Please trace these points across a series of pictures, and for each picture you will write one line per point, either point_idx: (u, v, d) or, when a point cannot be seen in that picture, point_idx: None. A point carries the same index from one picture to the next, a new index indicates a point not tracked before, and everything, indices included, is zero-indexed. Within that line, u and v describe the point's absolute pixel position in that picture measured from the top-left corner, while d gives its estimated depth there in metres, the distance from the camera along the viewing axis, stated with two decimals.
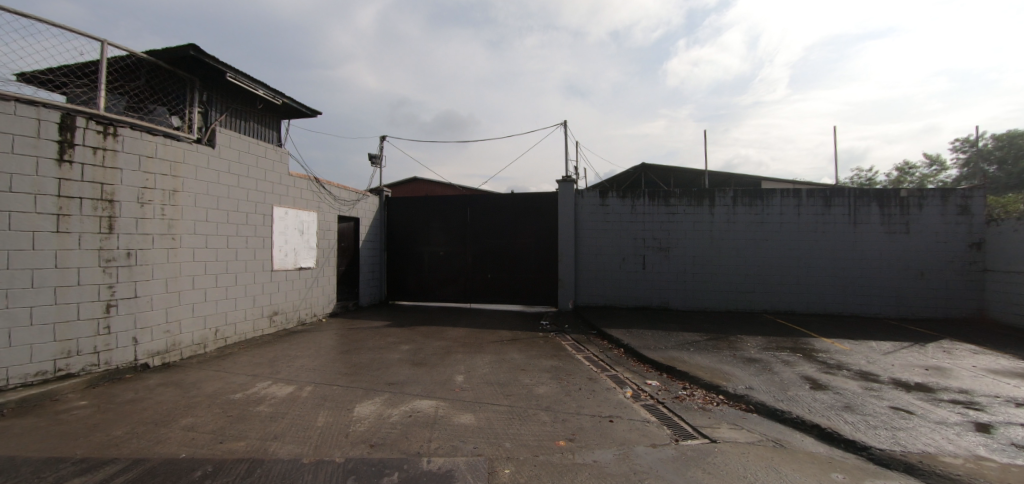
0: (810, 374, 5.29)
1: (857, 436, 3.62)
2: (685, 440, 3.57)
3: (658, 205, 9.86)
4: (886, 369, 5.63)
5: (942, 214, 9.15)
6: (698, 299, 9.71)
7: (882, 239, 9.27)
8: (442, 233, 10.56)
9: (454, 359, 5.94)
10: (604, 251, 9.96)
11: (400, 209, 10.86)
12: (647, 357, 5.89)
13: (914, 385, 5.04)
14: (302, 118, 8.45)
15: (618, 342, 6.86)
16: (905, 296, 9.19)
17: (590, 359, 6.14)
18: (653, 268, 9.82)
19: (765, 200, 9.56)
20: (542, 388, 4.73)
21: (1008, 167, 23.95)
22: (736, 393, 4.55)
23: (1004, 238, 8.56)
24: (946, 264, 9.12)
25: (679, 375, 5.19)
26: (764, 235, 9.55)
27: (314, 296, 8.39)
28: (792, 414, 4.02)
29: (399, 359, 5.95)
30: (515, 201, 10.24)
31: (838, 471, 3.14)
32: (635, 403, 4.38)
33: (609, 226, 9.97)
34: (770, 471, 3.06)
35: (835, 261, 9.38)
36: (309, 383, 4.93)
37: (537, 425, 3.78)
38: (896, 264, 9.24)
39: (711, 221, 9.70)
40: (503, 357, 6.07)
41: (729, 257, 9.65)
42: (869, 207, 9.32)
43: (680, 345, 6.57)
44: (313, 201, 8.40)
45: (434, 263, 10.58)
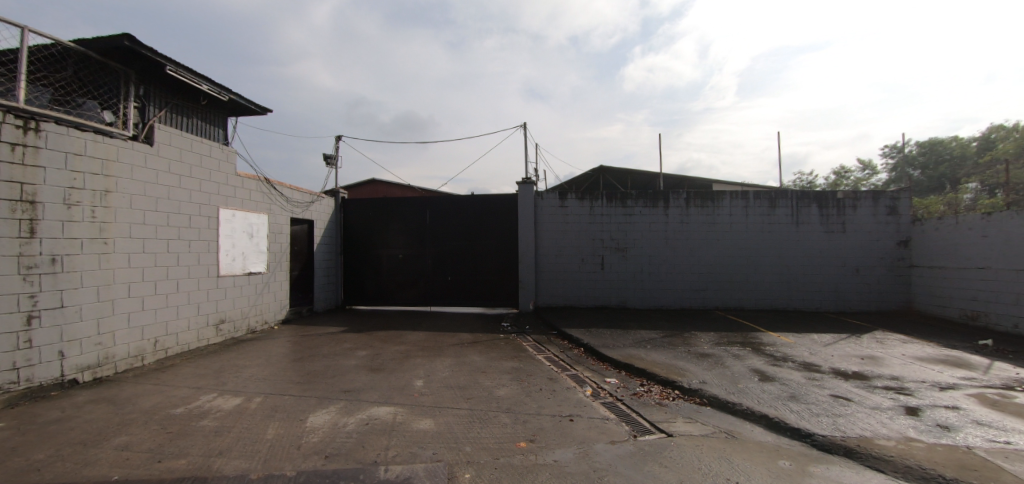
0: (758, 367, 5.53)
1: (802, 424, 3.81)
2: (643, 435, 3.63)
3: (615, 207, 10.07)
4: (827, 359, 5.98)
5: (874, 214, 9.83)
6: (655, 297, 9.99)
7: (821, 238, 9.86)
8: (401, 235, 10.34)
9: (413, 363, 5.81)
10: (563, 252, 10.08)
11: (357, 210, 10.56)
12: (606, 355, 5.98)
13: (851, 374, 5.37)
14: (250, 115, 8.04)
15: (578, 341, 6.94)
16: (842, 291, 9.81)
17: (551, 359, 6.18)
18: (611, 268, 10.03)
19: (715, 201, 9.96)
20: (502, 390, 4.70)
21: (929, 172, 26.20)
22: (690, 387, 4.69)
23: (928, 236, 9.31)
24: (879, 261, 9.81)
25: (637, 372, 5.30)
26: (715, 235, 9.95)
27: (265, 303, 8.00)
28: (742, 406, 4.18)
29: (356, 365, 5.77)
30: (475, 202, 10.17)
31: (785, 458, 3.28)
32: (595, 401, 4.43)
33: (568, 227, 10.10)
34: (722, 462, 3.16)
35: (780, 259, 9.89)
36: (258, 394, 4.67)
37: (497, 428, 3.75)
38: (834, 261, 9.85)
39: (666, 222, 10.01)
40: (464, 360, 6.00)
41: (683, 257, 9.99)
42: (810, 208, 9.89)
43: (638, 343, 6.71)
44: (264, 202, 8.02)
45: (393, 266, 10.35)
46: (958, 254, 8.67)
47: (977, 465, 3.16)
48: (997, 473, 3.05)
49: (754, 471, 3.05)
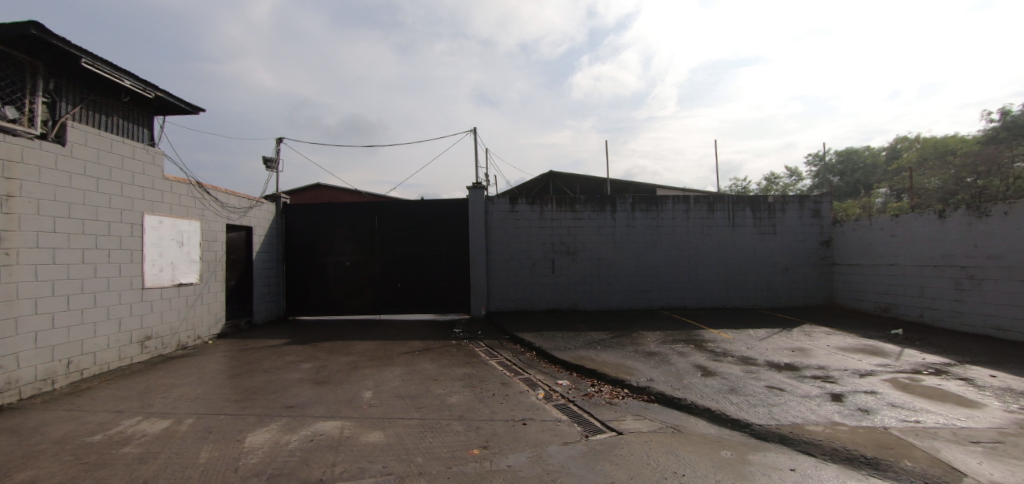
0: (701, 362, 5.80)
1: (741, 415, 4.02)
2: (594, 435, 3.69)
3: (565, 211, 10.25)
4: (762, 353, 6.37)
5: (801, 217, 10.62)
6: (604, 299, 10.25)
7: (755, 239, 10.52)
8: (348, 242, 9.99)
9: (361, 374, 5.60)
10: (515, 256, 10.15)
11: (300, 217, 10.09)
12: (558, 357, 6.05)
13: (784, 366, 5.75)
14: (179, 114, 7.50)
15: (530, 345, 6.98)
16: (774, 289, 10.51)
17: (503, 363, 6.16)
18: (562, 271, 10.19)
19: (659, 205, 10.39)
20: (455, 397, 4.63)
21: (846, 178, 28.78)
22: (638, 385, 4.83)
23: (847, 237, 10.17)
24: (805, 260, 10.60)
25: (588, 373, 5.39)
26: (659, 238, 10.37)
27: (197, 316, 7.45)
28: (687, 401, 4.36)
29: (299, 379, 5.48)
30: (425, 208, 10.01)
31: (726, 448, 3.44)
32: (547, 404, 4.45)
33: (519, 231, 10.18)
34: (669, 456, 3.27)
35: (719, 260, 10.45)
36: (189, 415, 4.32)
37: (450, 436, 3.68)
38: (767, 261, 10.53)
39: (614, 226, 10.31)
40: (414, 368, 5.86)
41: (630, 259, 10.32)
42: (745, 212, 10.53)
43: (588, 344, 6.85)
44: (195, 208, 7.48)
45: (340, 274, 9.97)
46: (872, 252, 9.54)
47: (892, 443, 3.47)
48: (909, 449, 3.36)
49: (699, 463, 3.17)
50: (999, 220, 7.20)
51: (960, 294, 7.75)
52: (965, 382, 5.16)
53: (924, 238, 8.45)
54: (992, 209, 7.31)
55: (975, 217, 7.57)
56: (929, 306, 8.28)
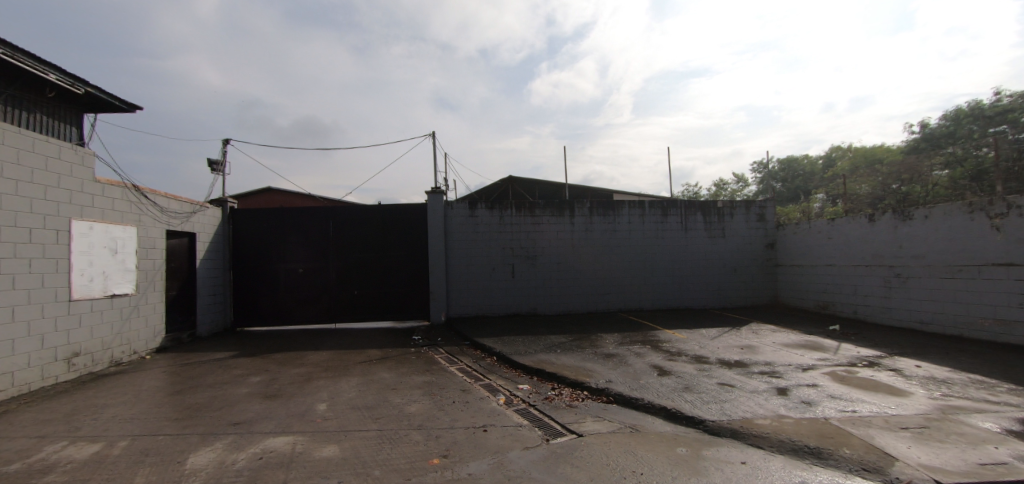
0: (657, 362, 5.96)
1: (694, 412, 4.16)
2: (555, 438, 3.71)
3: (524, 216, 10.32)
4: (713, 351, 6.64)
5: (747, 221, 11.18)
6: (563, 303, 10.37)
7: (706, 242, 10.97)
8: (300, 249, 9.61)
9: (316, 386, 5.37)
10: (474, 261, 10.11)
11: (248, 222, 9.62)
12: (518, 362, 6.04)
13: (734, 363, 6.01)
14: (114, 112, 6.99)
15: (490, 350, 6.94)
16: (724, 289, 11.00)
17: (463, 370, 6.09)
18: (521, 276, 10.24)
19: (615, 210, 10.64)
20: (413, 406, 4.53)
21: (787, 184, 30.67)
22: (597, 387, 4.90)
23: (789, 239, 10.80)
24: (752, 261, 11.16)
25: (548, 377, 5.42)
26: (616, 242, 10.61)
27: (133, 329, 6.93)
28: (644, 400, 4.46)
29: (247, 393, 5.19)
30: (382, 213, 9.79)
31: (682, 445, 3.55)
32: (508, 409, 4.43)
33: (479, 237, 10.15)
34: (628, 455, 3.33)
35: (673, 262, 10.82)
36: (123, 437, 3.99)
37: (408, 446, 3.59)
38: (717, 263, 11.00)
39: (572, 231, 10.47)
40: (372, 378, 5.69)
41: (588, 263, 10.50)
42: (696, 216, 10.97)
43: (548, 348, 6.88)
44: (130, 213, 6.97)
45: (292, 282, 9.56)
46: (811, 253, 10.16)
47: (832, 433, 3.68)
48: (848, 438, 3.58)
49: (655, 461, 3.24)
50: (921, 223, 7.84)
51: (889, 291, 8.39)
52: (894, 372, 5.57)
53: (857, 240, 9.09)
54: (914, 213, 7.95)
55: (900, 220, 8.21)
56: (862, 303, 8.91)
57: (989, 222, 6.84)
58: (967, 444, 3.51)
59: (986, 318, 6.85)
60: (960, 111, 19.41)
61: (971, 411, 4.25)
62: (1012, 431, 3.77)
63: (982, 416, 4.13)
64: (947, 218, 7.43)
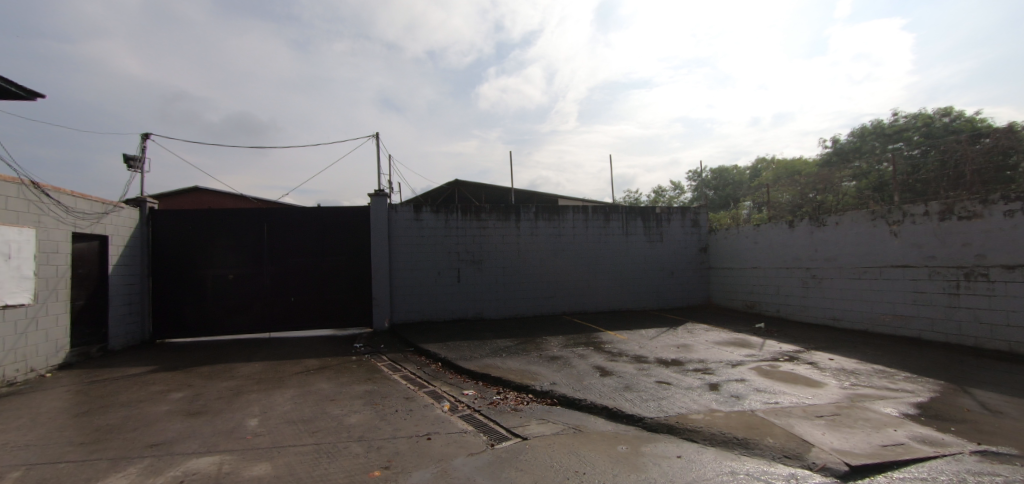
0: (599, 363, 6.13)
1: (634, 410, 4.31)
2: (499, 443, 3.70)
3: (470, 220, 10.28)
4: (652, 351, 6.94)
5: (683, 227, 11.80)
6: (509, 306, 10.42)
7: (646, 246, 11.46)
8: (231, 253, 8.99)
9: (246, 401, 5.03)
10: (419, 266, 9.93)
11: (171, 225, 8.87)
12: (463, 367, 5.99)
13: (670, 361, 6.30)
14: (10, 100, 6.23)
15: (435, 356, 6.83)
16: (663, 291, 11.53)
17: (407, 377, 5.95)
18: (467, 280, 10.19)
19: (560, 215, 10.86)
20: (354, 417, 4.36)
21: (718, 192, 32.74)
22: (542, 390, 4.95)
23: (720, 244, 11.52)
24: (687, 265, 11.80)
25: (493, 381, 5.42)
26: (561, 246, 10.83)
27: (30, 344, 6.16)
28: (587, 401, 4.56)
29: (168, 411, 4.77)
30: (322, 216, 9.37)
31: (622, 443, 3.66)
32: (453, 416, 4.37)
33: (423, 241, 9.99)
34: (571, 456, 3.38)
35: (615, 266, 11.19)
36: (14, 467, 3.53)
37: (348, 460, 3.44)
38: (656, 266, 11.52)
39: (518, 235, 10.56)
40: (309, 389, 5.42)
41: (534, 266, 10.63)
42: (637, 221, 11.42)
43: (494, 352, 6.89)
44: (29, 213, 6.22)
45: (221, 289, 8.92)
46: (740, 257, 10.89)
47: (758, 424, 3.95)
48: (771, 428, 3.86)
49: (597, 460, 3.33)
50: (833, 229, 8.64)
51: (806, 291, 9.16)
52: (811, 365, 6.08)
53: (778, 244, 9.86)
54: (827, 220, 8.74)
55: (815, 226, 9.01)
56: (784, 302, 9.67)
57: (889, 228, 7.65)
58: (871, 428, 3.89)
59: (886, 314, 7.65)
60: (864, 129, 21.65)
61: (874, 398, 4.72)
62: (908, 415, 4.23)
63: (884, 402, 4.60)
64: (855, 225, 8.23)
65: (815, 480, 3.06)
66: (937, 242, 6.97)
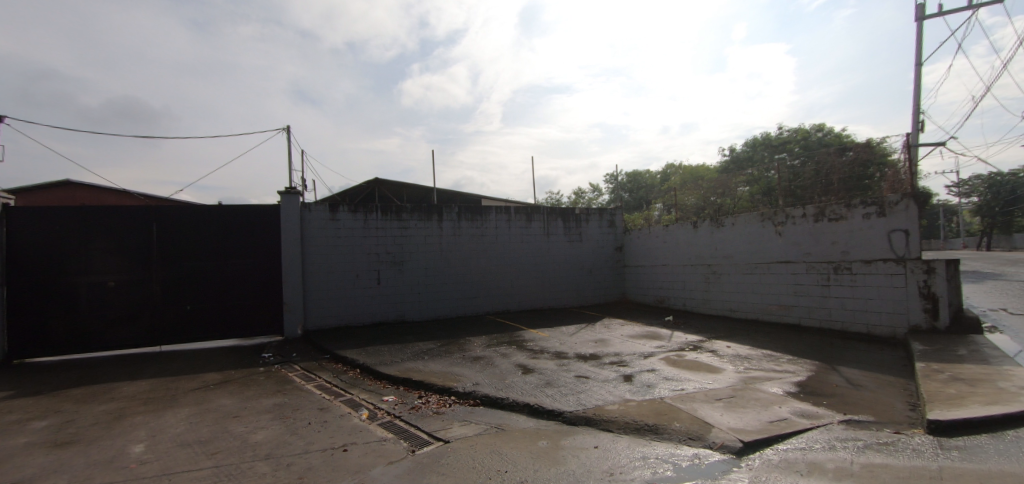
0: (521, 362, 6.24)
1: (553, 405, 4.44)
2: (421, 448, 3.63)
3: (390, 220, 9.97)
4: (572, 346, 7.20)
5: (601, 227, 12.38)
6: (432, 308, 10.26)
7: (566, 246, 11.86)
8: (111, 257, 7.90)
9: (129, 424, 4.45)
10: (335, 268, 9.45)
11: (33, 225, 7.59)
12: (383, 373, 5.79)
13: (588, 356, 6.58)
14: None
15: (353, 362, 6.53)
16: (582, 288, 12.03)
17: (321, 386, 5.62)
18: (387, 282, 9.87)
19: (483, 215, 10.89)
20: (261, 434, 4.03)
21: (633, 194, 34.91)
22: (464, 391, 4.93)
23: (634, 243, 12.24)
24: (604, 263, 12.41)
25: (414, 386, 5.29)
26: (484, 246, 10.87)
27: None
28: (509, 400, 4.62)
29: (27, 444, 4.07)
30: (224, 215, 8.55)
31: (543, 438, 3.75)
32: (371, 424, 4.20)
33: (340, 242, 9.52)
34: (493, 455, 3.40)
35: (536, 265, 11.45)
36: None
37: (252, 481, 3.17)
38: (575, 265, 11.97)
39: (440, 235, 10.43)
40: (209, 406, 4.93)
41: (457, 267, 10.57)
42: (557, 222, 11.78)
43: (415, 355, 6.73)
44: None
45: (98, 299, 7.81)
46: (651, 255, 11.67)
47: (666, 410, 4.25)
48: (678, 413, 4.17)
49: (518, 457, 3.38)
50: (729, 229, 9.55)
51: (707, 285, 10.03)
52: (711, 353, 6.67)
53: (684, 243, 10.70)
54: (724, 221, 9.64)
55: (715, 227, 9.89)
56: (689, 296, 10.52)
57: (774, 228, 8.62)
58: (761, 407, 4.35)
59: (773, 304, 8.61)
60: (756, 141, 24.19)
61: (763, 380, 5.29)
62: (790, 392, 4.80)
63: (771, 382, 5.18)
64: (747, 225, 9.16)
65: (714, 458, 3.35)
66: (813, 240, 7.97)
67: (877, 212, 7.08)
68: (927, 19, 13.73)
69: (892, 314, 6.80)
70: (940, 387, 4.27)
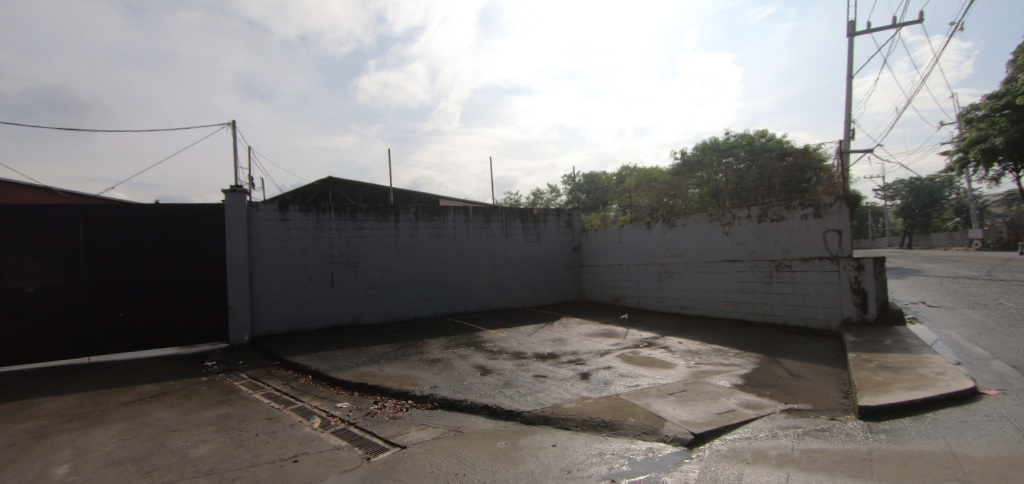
0: (480, 363, 6.22)
1: (512, 405, 4.45)
2: (376, 455, 3.54)
3: (344, 220, 9.67)
4: (530, 346, 7.26)
5: (559, 228, 12.55)
6: (388, 310, 10.04)
7: (525, 246, 11.94)
8: (30, 261, 7.20)
9: (51, 444, 4.07)
10: (285, 271, 9.07)
11: None
12: (336, 378, 5.61)
13: (546, 356, 6.65)
14: None
15: (305, 369, 6.29)
16: (540, 288, 12.15)
17: (270, 395, 5.38)
18: (341, 285, 9.57)
19: (441, 215, 10.78)
20: (203, 448, 3.80)
21: (590, 196, 35.62)
22: (422, 394, 4.85)
23: (591, 243, 12.49)
24: (562, 263, 12.59)
25: (370, 391, 5.16)
26: (442, 246, 10.76)
27: None
28: (467, 401, 4.59)
29: None
30: (161, 214, 8.00)
31: (502, 439, 3.76)
32: (324, 432, 4.06)
33: (290, 243, 9.14)
34: (451, 459, 3.36)
35: (495, 265, 11.47)
36: None
37: None
38: (534, 265, 12.07)
39: (397, 235, 10.23)
40: (144, 421, 4.59)
41: (414, 268, 10.40)
42: (516, 222, 11.84)
43: (371, 359, 6.57)
44: None
45: (14, 307, 7.08)
46: (607, 254, 11.95)
47: (621, 406, 4.37)
48: (633, 408, 4.29)
49: (476, 459, 3.36)
50: (681, 230, 9.92)
51: (660, 284, 10.39)
52: (664, 349, 6.92)
53: (638, 243, 11.02)
54: (676, 221, 10.01)
55: (667, 227, 10.25)
56: (643, 294, 10.85)
57: (722, 228, 9.04)
58: (710, 399, 4.55)
59: (721, 301, 9.03)
60: (704, 145, 25.31)
61: (712, 374, 5.53)
62: (737, 385, 5.04)
63: (720, 376, 5.42)
64: (697, 225, 9.56)
65: (667, 450, 3.47)
66: (756, 240, 8.42)
67: (814, 213, 7.58)
68: (858, 35, 14.87)
69: (827, 308, 7.29)
70: (869, 375, 4.63)
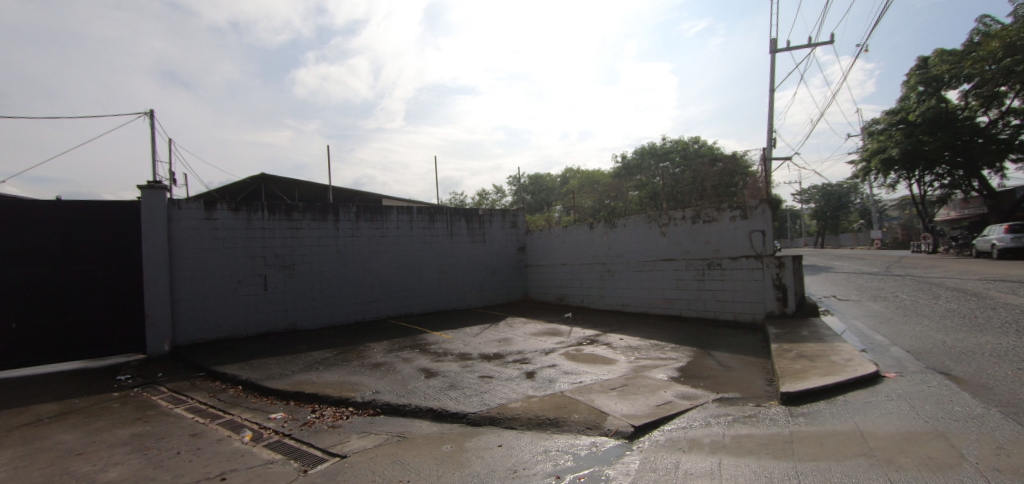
0: (424, 365, 6.10)
1: (458, 408, 4.39)
2: (314, 467, 3.36)
3: (278, 220, 9.15)
4: (475, 347, 7.22)
5: (504, 228, 12.59)
6: (327, 314, 9.61)
7: (470, 246, 11.87)
8: None
9: None
10: (212, 274, 8.42)
11: None
12: (269, 388, 5.28)
13: (492, 356, 6.64)
14: None
15: (234, 379, 5.87)
16: (485, 288, 12.14)
17: (194, 409, 4.96)
18: (275, 288, 9.04)
19: (384, 215, 10.47)
20: (114, 472, 3.44)
21: (534, 196, 36.11)
22: (363, 401, 4.68)
23: (535, 243, 12.64)
24: (508, 263, 12.65)
25: (307, 399, 4.90)
26: (385, 247, 10.46)
27: None
28: (412, 405, 4.48)
29: None
30: (65, 213, 7.19)
31: (448, 442, 3.70)
32: (256, 446, 3.81)
33: (217, 244, 8.50)
34: (395, 466, 3.26)
35: (439, 266, 11.31)
36: None
37: None
38: (479, 265, 12.03)
39: (336, 236, 9.81)
40: (41, 445, 4.07)
41: (355, 270, 10.02)
42: (461, 223, 11.74)
43: (307, 366, 6.24)
44: None
45: None
46: (551, 254, 12.15)
47: (566, 403, 4.45)
48: (576, 404, 4.38)
49: (421, 465, 3.28)
50: (621, 230, 10.28)
51: (602, 283, 10.71)
52: (606, 346, 7.14)
53: (581, 243, 11.29)
54: (617, 222, 10.36)
55: (608, 227, 10.58)
56: (586, 292, 11.13)
57: (659, 228, 9.46)
58: (649, 393, 4.74)
59: (658, 298, 9.45)
60: (642, 150, 26.47)
61: (651, 368, 5.77)
62: (673, 378, 5.30)
63: (657, 370, 5.67)
64: (636, 226, 9.94)
65: (609, 444, 3.57)
66: (690, 240, 8.90)
67: (741, 215, 8.12)
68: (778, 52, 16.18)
69: (752, 303, 7.85)
70: (789, 364, 5.02)
